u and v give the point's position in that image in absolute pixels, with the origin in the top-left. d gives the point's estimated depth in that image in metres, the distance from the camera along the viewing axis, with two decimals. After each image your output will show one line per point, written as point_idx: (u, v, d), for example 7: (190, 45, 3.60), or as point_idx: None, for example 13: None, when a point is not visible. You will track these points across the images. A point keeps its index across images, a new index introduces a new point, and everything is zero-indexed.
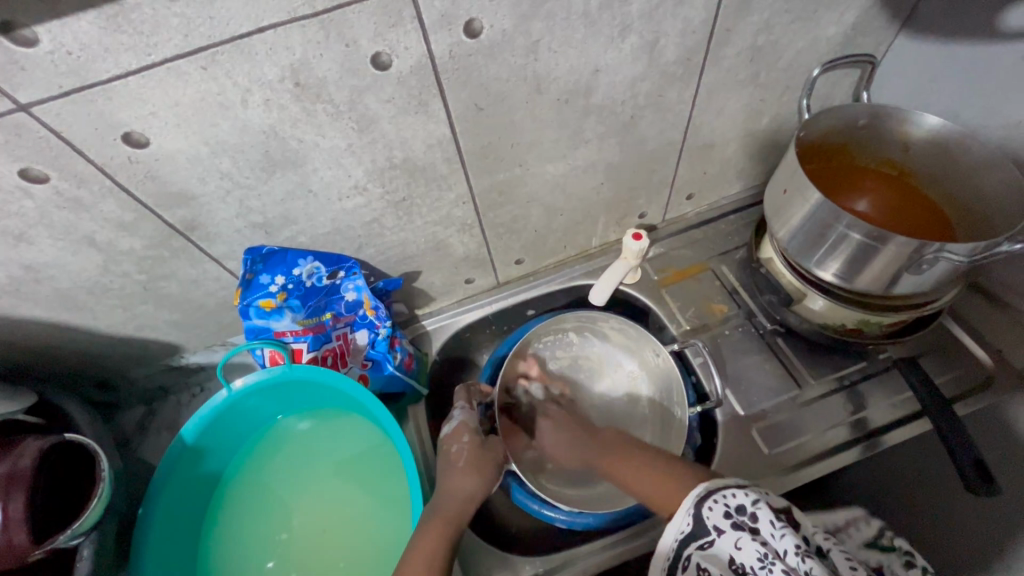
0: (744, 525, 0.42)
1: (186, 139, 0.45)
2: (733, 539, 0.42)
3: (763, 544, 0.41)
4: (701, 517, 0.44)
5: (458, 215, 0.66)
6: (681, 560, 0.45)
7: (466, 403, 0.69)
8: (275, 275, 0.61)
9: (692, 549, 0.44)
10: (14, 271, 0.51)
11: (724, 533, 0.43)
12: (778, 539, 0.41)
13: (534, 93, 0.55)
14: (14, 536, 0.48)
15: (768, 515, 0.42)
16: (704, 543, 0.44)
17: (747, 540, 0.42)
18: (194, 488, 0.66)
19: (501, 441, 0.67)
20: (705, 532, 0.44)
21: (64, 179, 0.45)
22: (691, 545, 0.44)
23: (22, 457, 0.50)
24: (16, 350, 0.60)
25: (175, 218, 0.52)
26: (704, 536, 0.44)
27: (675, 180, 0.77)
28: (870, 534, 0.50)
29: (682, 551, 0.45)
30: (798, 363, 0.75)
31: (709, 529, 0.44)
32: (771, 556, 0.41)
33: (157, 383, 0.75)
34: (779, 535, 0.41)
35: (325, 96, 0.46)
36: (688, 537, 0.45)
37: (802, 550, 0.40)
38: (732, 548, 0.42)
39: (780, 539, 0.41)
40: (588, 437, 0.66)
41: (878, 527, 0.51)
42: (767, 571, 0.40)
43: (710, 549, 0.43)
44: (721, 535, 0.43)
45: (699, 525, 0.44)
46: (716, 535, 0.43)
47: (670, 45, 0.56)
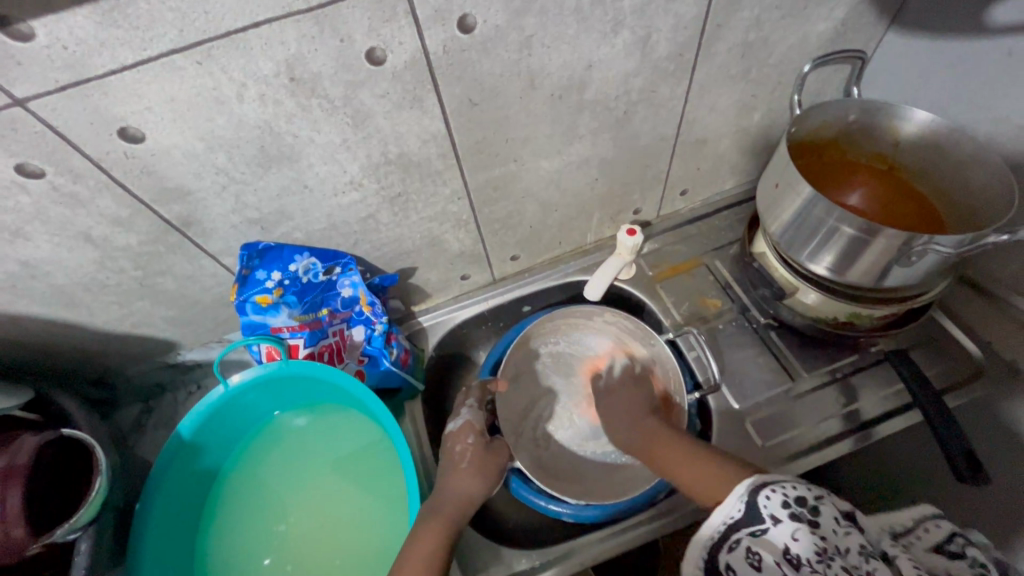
0: (803, 517, 0.41)
1: (182, 135, 0.46)
2: (791, 529, 0.40)
3: (822, 539, 0.40)
4: (757, 502, 0.43)
5: (453, 211, 0.67)
6: (730, 543, 0.43)
7: (476, 401, 0.70)
8: (271, 271, 0.61)
9: (743, 534, 0.42)
10: (11, 267, 0.51)
11: (781, 522, 0.41)
12: (838, 534, 0.40)
13: (528, 88, 0.55)
14: (11, 530, 0.48)
15: (832, 513, 0.41)
16: (757, 530, 0.42)
17: (806, 532, 0.40)
18: (191, 485, 0.66)
19: (504, 445, 0.67)
20: (757, 518, 0.42)
21: (60, 174, 0.45)
22: (742, 530, 0.43)
23: (19, 453, 0.50)
24: (12, 346, 0.60)
25: (172, 213, 0.52)
26: (757, 523, 0.42)
27: (669, 175, 0.78)
28: (937, 539, 0.47)
29: (730, 535, 0.43)
30: (790, 357, 0.75)
31: (763, 517, 0.42)
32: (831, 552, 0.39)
33: (153, 381, 0.75)
34: (843, 531, 0.40)
35: (319, 91, 0.47)
36: (741, 522, 0.43)
37: (866, 551, 0.39)
38: (788, 539, 0.40)
39: (842, 537, 0.40)
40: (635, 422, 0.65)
41: (948, 531, 0.48)
42: (825, 566, 0.39)
43: (760, 536, 0.41)
44: (777, 522, 0.41)
45: (751, 511, 0.43)
46: (772, 522, 0.41)
47: (663, 41, 0.57)
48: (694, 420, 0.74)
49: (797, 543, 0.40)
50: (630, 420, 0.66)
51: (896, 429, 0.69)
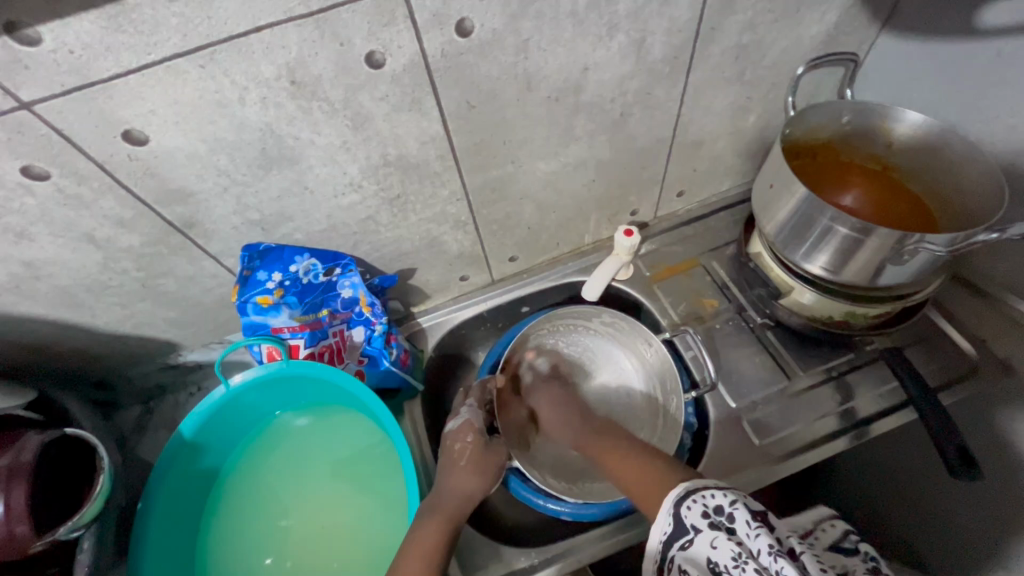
0: (721, 525, 0.42)
1: (185, 137, 0.46)
2: (710, 538, 0.42)
3: (738, 542, 0.41)
4: (680, 517, 0.44)
5: (452, 212, 0.67)
6: (667, 562, 0.44)
7: (476, 400, 0.70)
8: (272, 272, 0.62)
9: (674, 551, 0.44)
10: (15, 269, 0.52)
11: (700, 532, 0.43)
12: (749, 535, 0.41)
13: (525, 91, 0.56)
14: (15, 528, 0.48)
15: (743, 516, 0.42)
16: (683, 544, 0.43)
17: (723, 539, 0.41)
18: (192, 483, 0.66)
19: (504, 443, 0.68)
20: (683, 532, 0.44)
21: (65, 176, 0.46)
22: (673, 546, 0.44)
23: (23, 450, 0.50)
24: (14, 348, 0.61)
25: (174, 215, 0.53)
26: (683, 536, 0.44)
27: (665, 177, 0.79)
28: (835, 537, 0.49)
29: (667, 554, 0.45)
30: (787, 356, 0.76)
31: (687, 528, 0.44)
32: (746, 555, 0.40)
33: (154, 382, 0.75)
34: (754, 533, 0.41)
35: (320, 94, 0.47)
36: (670, 539, 0.45)
37: (775, 550, 0.40)
38: (709, 547, 0.42)
39: (754, 539, 0.41)
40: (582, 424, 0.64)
41: (843, 529, 0.50)
42: (740, 570, 0.40)
43: (689, 550, 0.43)
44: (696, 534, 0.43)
45: (678, 526, 0.44)
46: (694, 534, 0.43)
47: (658, 43, 0.58)
48: (692, 418, 0.74)
49: (716, 552, 0.41)
50: (571, 414, 0.67)
51: (891, 427, 0.70)
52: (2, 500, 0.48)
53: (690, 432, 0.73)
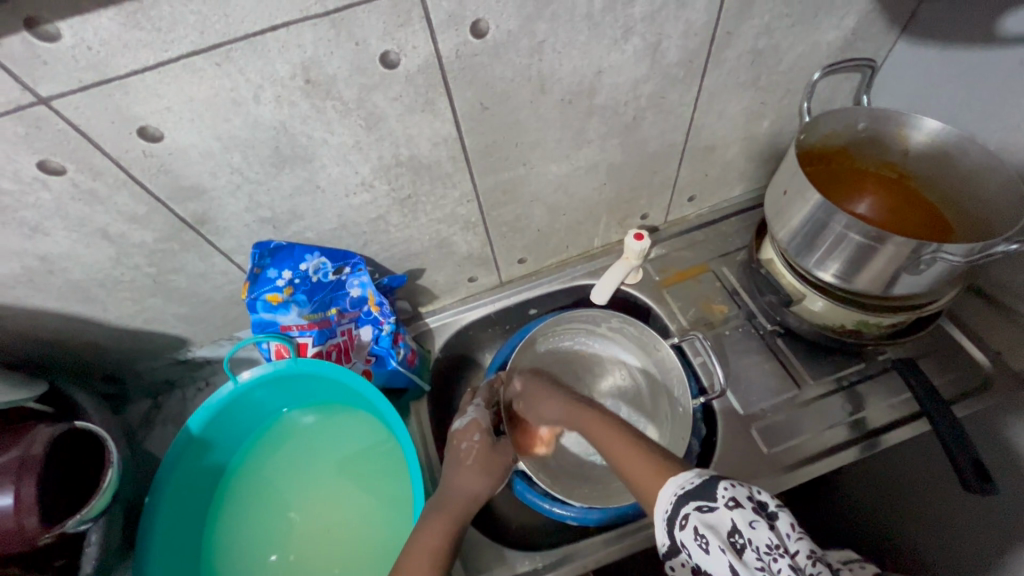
0: (761, 512, 0.41)
1: (199, 135, 0.46)
2: (748, 517, 0.40)
3: (775, 534, 0.40)
4: (716, 484, 0.42)
5: (462, 213, 0.68)
6: (680, 518, 0.43)
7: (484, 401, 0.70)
8: (282, 270, 0.62)
9: (692, 511, 0.42)
10: (29, 262, 0.52)
11: (736, 508, 0.41)
12: (790, 535, 0.40)
13: (539, 93, 0.56)
14: (25, 520, 0.47)
15: (788, 518, 0.41)
16: (708, 508, 0.42)
17: (763, 524, 0.40)
18: (199, 478, 0.67)
19: (511, 444, 0.67)
20: (711, 497, 0.42)
21: (81, 171, 0.46)
22: (690, 504, 0.42)
23: (35, 442, 0.49)
24: (27, 340, 0.61)
25: (186, 212, 0.53)
26: (709, 500, 0.42)
27: (676, 182, 0.79)
28: None
29: (680, 510, 0.43)
30: (797, 365, 0.75)
31: (717, 497, 0.42)
32: (783, 548, 0.39)
33: (163, 377, 0.76)
34: (795, 536, 0.41)
35: (334, 93, 0.47)
36: (690, 496, 0.43)
37: (813, 555, 0.40)
38: (743, 524, 0.40)
39: (794, 540, 0.40)
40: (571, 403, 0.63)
41: None
42: (772, 559, 0.39)
43: (712, 516, 0.41)
44: (732, 506, 0.41)
45: (706, 490, 0.42)
46: (727, 505, 0.41)
47: (673, 47, 0.57)
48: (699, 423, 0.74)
49: (746, 529, 0.40)
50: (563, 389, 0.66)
51: (902, 439, 0.69)
52: (12, 492, 0.47)
53: (699, 438, 0.73)
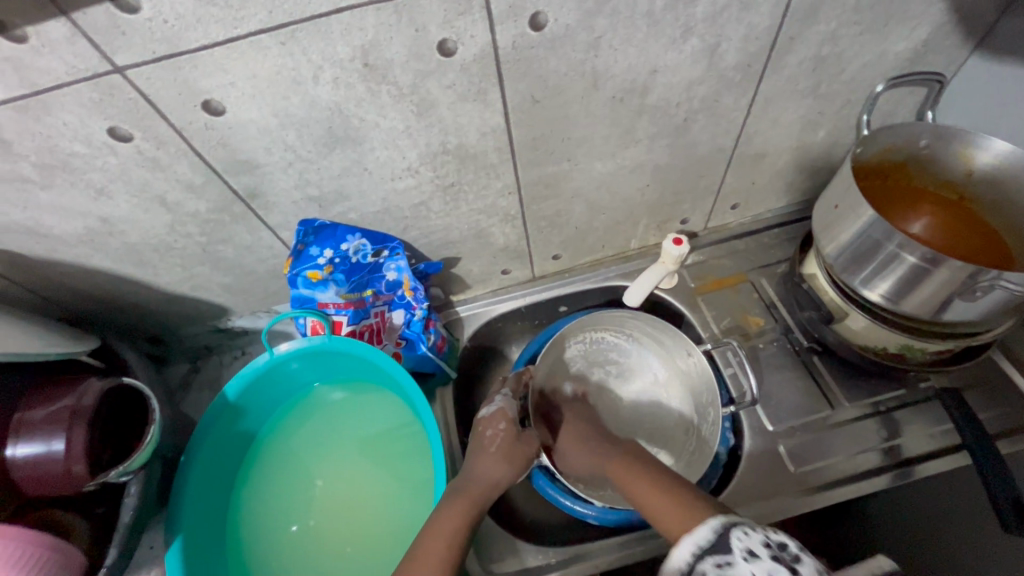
0: (782, 560, 0.40)
1: (259, 111, 0.48)
2: (767, 568, 0.40)
3: None
4: (730, 536, 0.42)
5: (502, 205, 0.68)
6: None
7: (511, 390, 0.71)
8: (324, 248, 0.64)
9: (708, 566, 0.42)
10: (91, 223, 0.55)
11: (754, 558, 0.40)
12: None
13: (591, 89, 0.55)
14: (73, 467, 0.48)
15: (814, 566, 0.40)
16: (725, 562, 0.41)
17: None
18: (231, 443, 0.69)
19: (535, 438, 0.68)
20: (727, 551, 0.42)
21: (146, 140, 0.48)
22: (707, 561, 0.42)
23: (86, 395, 0.50)
24: (83, 297, 0.64)
25: (240, 184, 0.55)
26: (726, 554, 0.42)
27: (721, 187, 0.77)
28: None
29: (697, 567, 0.43)
30: (832, 385, 0.73)
31: (734, 550, 0.42)
32: None
33: (203, 343, 0.79)
34: None
35: (390, 78, 0.48)
36: (707, 551, 0.43)
37: None
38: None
39: None
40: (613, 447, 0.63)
41: None
42: None
43: (729, 570, 0.41)
44: (749, 558, 0.41)
45: (721, 542, 0.43)
46: (744, 556, 0.41)
47: (732, 49, 0.56)
48: (729, 434, 0.73)
49: None
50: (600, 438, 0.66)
51: (937, 471, 0.67)
52: (63, 440, 0.48)
53: (727, 447, 0.72)
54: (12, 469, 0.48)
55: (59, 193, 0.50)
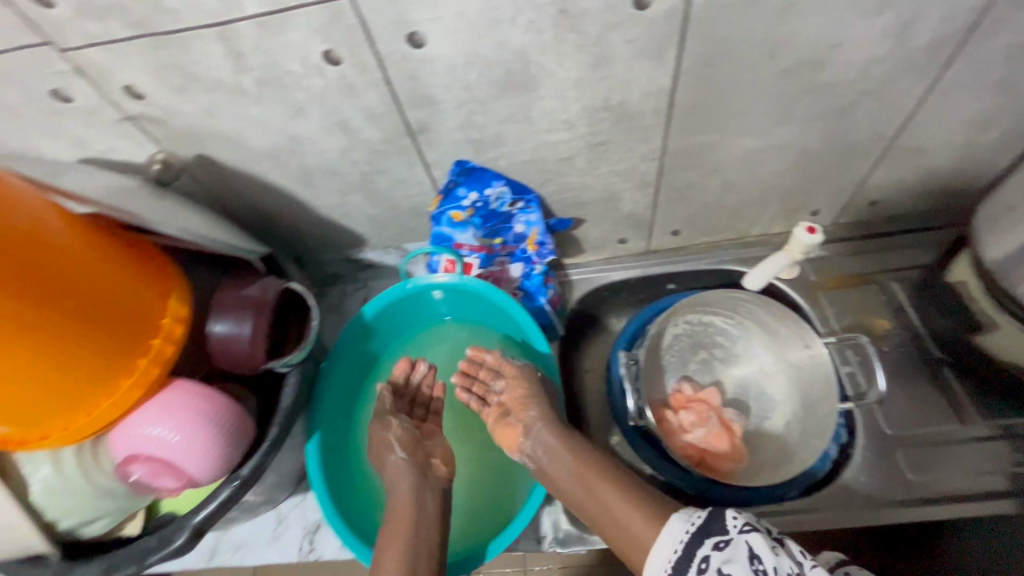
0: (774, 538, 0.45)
1: (453, 48, 0.51)
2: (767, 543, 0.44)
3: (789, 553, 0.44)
4: (725, 516, 0.46)
5: (641, 170, 0.69)
6: (696, 560, 0.45)
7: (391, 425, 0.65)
8: (471, 190, 0.68)
9: (709, 548, 0.45)
10: (281, 140, 0.60)
11: (752, 531, 0.45)
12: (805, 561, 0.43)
13: (766, 57, 0.55)
14: (257, 351, 0.55)
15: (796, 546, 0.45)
16: (723, 542, 0.45)
17: (780, 550, 0.43)
18: (364, 356, 0.75)
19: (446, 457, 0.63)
20: (723, 530, 0.45)
21: (351, 66, 0.52)
22: (705, 543, 0.45)
23: (269, 291, 0.57)
24: (251, 211, 0.72)
25: (414, 119, 0.59)
26: (722, 534, 0.45)
27: (865, 180, 0.73)
28: None
29: (697, 551, 0.45)
30: (963, 399, 0.70)
31: (727, 530, 0.45)
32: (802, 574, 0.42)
33: (333, 270, 0.85)
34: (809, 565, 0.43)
35: (579, 27, 0.50)
36: (703, 533, 0.46)
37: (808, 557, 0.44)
38: (763, 550, 0.43)
39: (811, 568, 0.43)
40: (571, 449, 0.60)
41: None
42: None
43: (727, 547, 0.44)
44: (747, 531, 0.45)
45: (715, 524, 0.46)
46: (740, 530, 0.45)
47: (926, 29, 0.53)
48: (842, 430, 0.71)
49: (767, 554, 0.43)
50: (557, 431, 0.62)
51: None
52: (250, 325, 0.55)
53: (839, 444, 0.71)
54: (208, 343, 0.55)
55: (266, 108, 0.56)
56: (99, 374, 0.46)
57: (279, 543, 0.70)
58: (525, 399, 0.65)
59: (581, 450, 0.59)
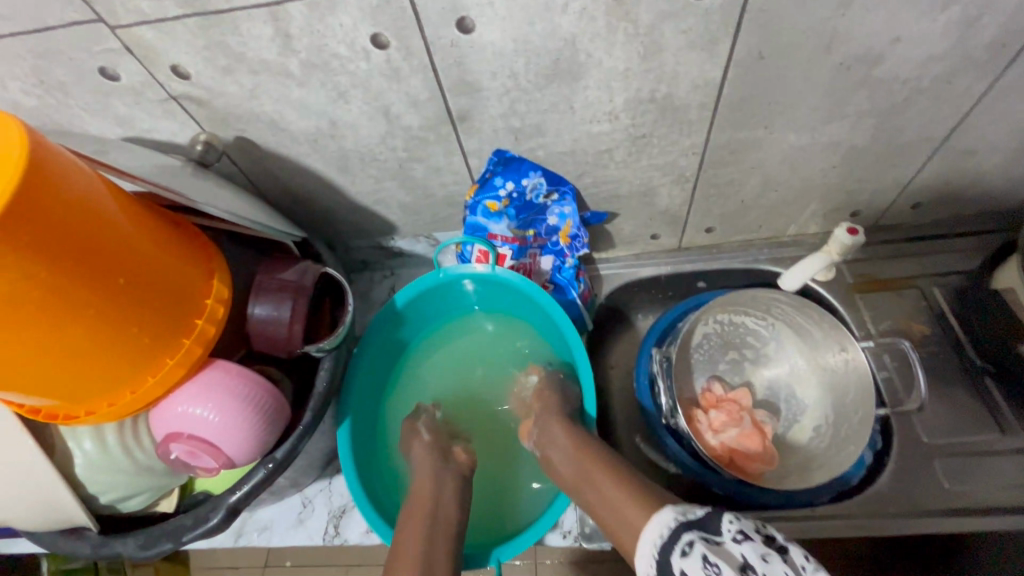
0: (772, 545, 0.42)
1: (502, 34, 0.50)
2: (762, 550, 0.42)
3: (787, 562, 0.41)
4: (721, 518, 0.44)
5: (681, 165, 0.68)
6: (682, 547, 0.44)
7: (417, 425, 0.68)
8: (507, 181, 0.67)
9: (697, 540, 0.44)
10: (321, 124, 0.60)
11: (747, 540, 0.42)
12: (802, 567, 0.41)
13: (821, 51, 0.53)
14: (295, 335, 0.55)
15: (798, 552, 0.42)
16: (714, 540, 0.43)
17: (776, 557, 0.41)
18: (394, 346, 0.75)
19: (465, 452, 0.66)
20: (717, 531, 0.44)
21: (398, 50, 0.52)
22: (695, 535, 0.44)
23: (308, 275, 0.57)
24: (286, 195, 0.72)
25: (456, 106, 0.58)
26: (716, 534, 0.43)
27: (910, 182, 0.71)
28: None
29: (684, 539, 0.44)
30: (1005, 410, 0.69)
31: (722, 531, 0.44)
32: None
33: (362, 257, 0.85)
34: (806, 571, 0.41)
35: (632, 15, 0.49)
36: (694, 525, 0.45)
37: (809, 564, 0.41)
38: (755, 555, 0.41)
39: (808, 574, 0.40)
40: (573, 441, 0.61)
41: None
42: None
43: (718, 546, 0.43)
44: (742, 539, 0.43)
45: (711, 523, 0.44)
46: (735, 537, 0.43)
47: (993, 24, 0.51)
48: (876, 437, 0.70)
49: (759, 561, 0.41)
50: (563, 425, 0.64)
51: None
52: (290, 308, 0.55)
53: (873, 450, 0.70)
54: (248, 324, 0.55)
55: (309, 91, 0.56)
56: (132, 352, 0.45)
57: (304, 527, 0.71)
58: (543, 396, 0.68)
59: (582, 442, 0.60)
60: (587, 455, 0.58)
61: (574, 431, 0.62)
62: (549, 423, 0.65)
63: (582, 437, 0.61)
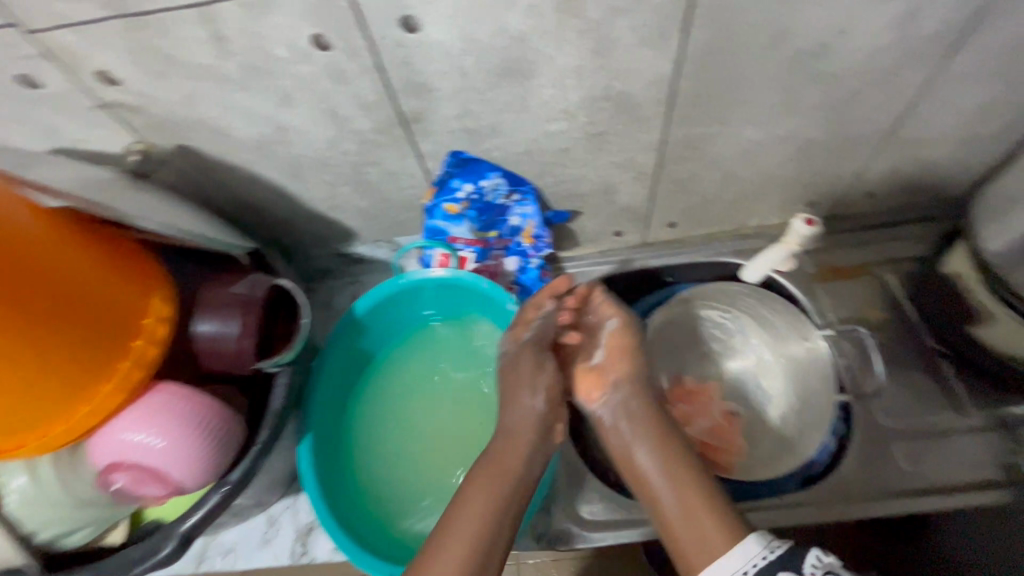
0: None
1: (450, 33, 0.49)
2: None
3: None
4: (806, 558, 0.44)
5: (640, 161, 0.68)
6: None
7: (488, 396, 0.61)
8: (465, 183, 0.66)
9: None
10: (267, 129, 0.58)
11: None
12: None
13: (770, 46, 0.54)
14: (245, 352, 0.53)
15: None
16: None
17: None
18: (356, 357, 0.73)
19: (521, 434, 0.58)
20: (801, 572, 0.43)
21: (342, 51, 0.50)
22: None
23: (258, 287, 0.55)
24: (235, 204, 0.69)
25: (407, 107, 0.57)
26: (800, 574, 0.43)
27: (863, 172, 0.73)
28: None
29: None
30: (958, 389, 0.71)
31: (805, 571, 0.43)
32: None
33: (322, 265, 0.83)
34: None
35: (581, 12, 0.48)
36: (777, 565, 0.44)
37: None
38: None
39: None
40: (659, 439, 0.56)
41: None
42: None
43: None
44: None
45: (795, 562, 0.44)
46: None
47: (933, 17, 0.52)
48: (839, 425, 0.71)
49: None
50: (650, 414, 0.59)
51: None
52: (237, 324, 0.52)
53: (836, 436, 0.70)
54: (194, 343, 0.53)
55: (251, 95, 0.53)
56: (65, 376, 0.43)
57: (270, 547, 0.69)
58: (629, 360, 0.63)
59: (674, 444, 0.56)
60: (677, 460, 0.54)
61: (666, 427, 0.58)
62: (628, 397, 0.61)
63: (671, 438, 0.57)
